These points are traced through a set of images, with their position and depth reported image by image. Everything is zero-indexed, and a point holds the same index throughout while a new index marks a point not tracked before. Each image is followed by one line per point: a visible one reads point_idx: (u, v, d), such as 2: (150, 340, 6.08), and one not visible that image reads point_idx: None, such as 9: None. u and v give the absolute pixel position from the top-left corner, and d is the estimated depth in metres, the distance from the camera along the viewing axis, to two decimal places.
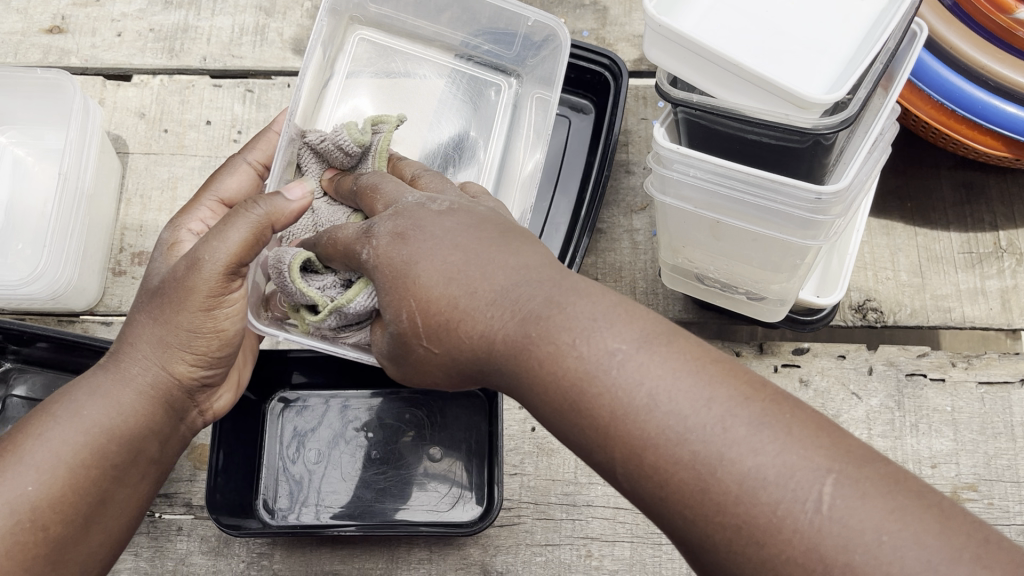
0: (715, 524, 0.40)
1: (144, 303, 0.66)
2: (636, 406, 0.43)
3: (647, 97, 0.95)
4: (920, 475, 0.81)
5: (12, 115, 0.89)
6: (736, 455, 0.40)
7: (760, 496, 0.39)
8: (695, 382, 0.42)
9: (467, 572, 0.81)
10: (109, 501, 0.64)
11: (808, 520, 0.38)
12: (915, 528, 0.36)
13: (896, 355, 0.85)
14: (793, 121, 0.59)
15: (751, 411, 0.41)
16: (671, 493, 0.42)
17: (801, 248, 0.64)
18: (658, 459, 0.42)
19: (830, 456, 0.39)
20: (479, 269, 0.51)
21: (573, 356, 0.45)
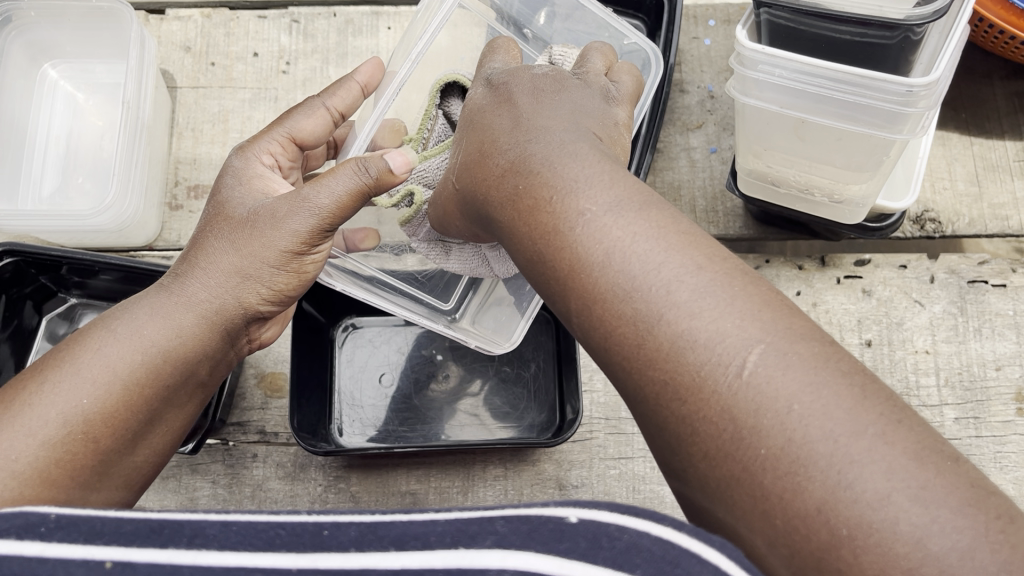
0: (647, 378, 0.39)
1: (227, 225, 0.62)
2: (592, 259, 0.41)
3: (697, 16, 0.96)
4: (985, 377, 0.82)
5: (58, 47, 0.88)
6: (674, 316, 0.38)
7: (692, 347, 0.37)
8: (643, 224, 0.41)
9: (543, 488, 0.81)
10: (154, 425, 0.57)
11: (714, 368, 0.36)
12: (824, 410, 0.34)
13: (958, 264, 0.86)
14: (885, 12, 0.58)
15: (719, 281, 0.38)
16: (612, 344, 0.40)
17: (888, 145, 0.64)
18: (605, 312, 0.40)
19: (773, 325, 0.37)
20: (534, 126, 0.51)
21: (546, 211, 0.44)
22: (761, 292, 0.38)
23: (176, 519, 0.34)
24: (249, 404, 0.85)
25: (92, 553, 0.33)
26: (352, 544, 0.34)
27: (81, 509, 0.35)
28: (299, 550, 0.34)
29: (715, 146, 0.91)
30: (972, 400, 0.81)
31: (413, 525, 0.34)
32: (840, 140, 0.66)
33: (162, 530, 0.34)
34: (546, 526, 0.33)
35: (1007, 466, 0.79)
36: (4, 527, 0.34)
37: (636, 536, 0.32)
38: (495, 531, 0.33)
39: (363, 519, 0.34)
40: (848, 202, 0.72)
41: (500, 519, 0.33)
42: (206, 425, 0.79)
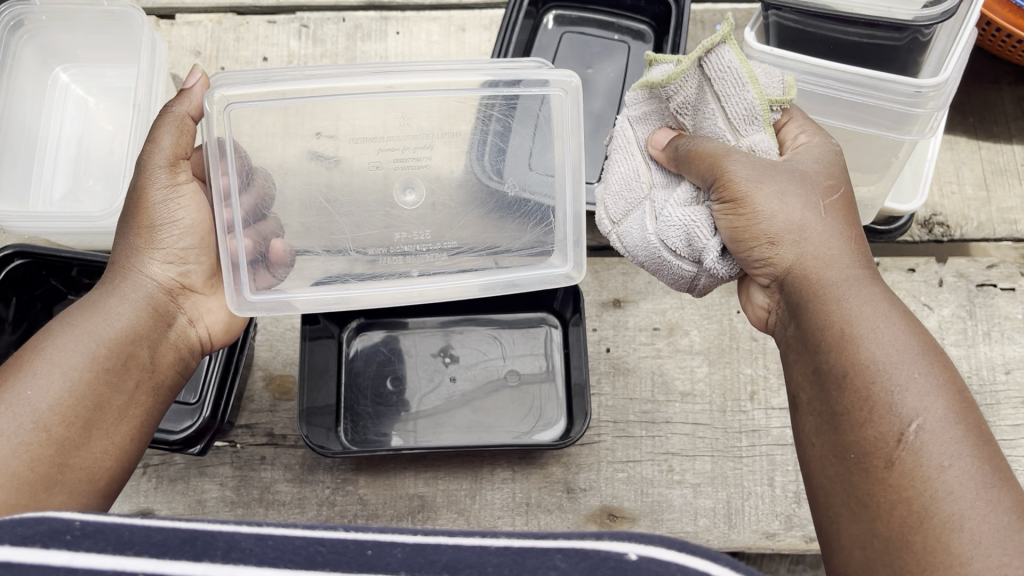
0: (877, 482, 0.48)
1: (144, 216, 0.66)
2: (880, 372, 0.50)
3: (704, 21, 0.96)
4: (994, 381, 0.82)
5: (71, 52, 0.89)
6: (932, 445, 0.47)
7: (943, 491, 0.46)
8: (915, 365, 0.50)
9: (551, 491, 0.81)
10: (109, 414, 0.58)
11: (936, 491, 0.46)
12: (1003, 527, 0.44)
13: (966, 267, 0.86)
14: (893, 13, 0.59)
15: (963, 421, 0.48)
16: (852, 440, 0.50)
17: (897, 146, 0.64)
18: (857, 421, 0.50)
19: (983, 467, 0.46)
20: (789, 220, 0.56)
21: (865, 326, 0.52)
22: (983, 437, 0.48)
23: (208, 531, 0.36)
24: (257, 406, 0.86)
25: (123, 565, 0.35)
26: (401, 567, 0.36)
27: (106, 517, 0.37)
28: (345, 569, 0.36)
29: None
30: (982, 404, 0.81)
31: (462, 552, 0.36)
32: (848, 140, 0.66)
33: (195, 541, 0.36)
34: (606, 564, 0.36)
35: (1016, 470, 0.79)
36: (29, 535, 0.36)
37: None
38: (555, 566, 0.36)
39: (407, 541, 0.37)
40: (855, 204, 0.72)
41: (558, 555, 0.36)
42: (214, 426, 0.79)
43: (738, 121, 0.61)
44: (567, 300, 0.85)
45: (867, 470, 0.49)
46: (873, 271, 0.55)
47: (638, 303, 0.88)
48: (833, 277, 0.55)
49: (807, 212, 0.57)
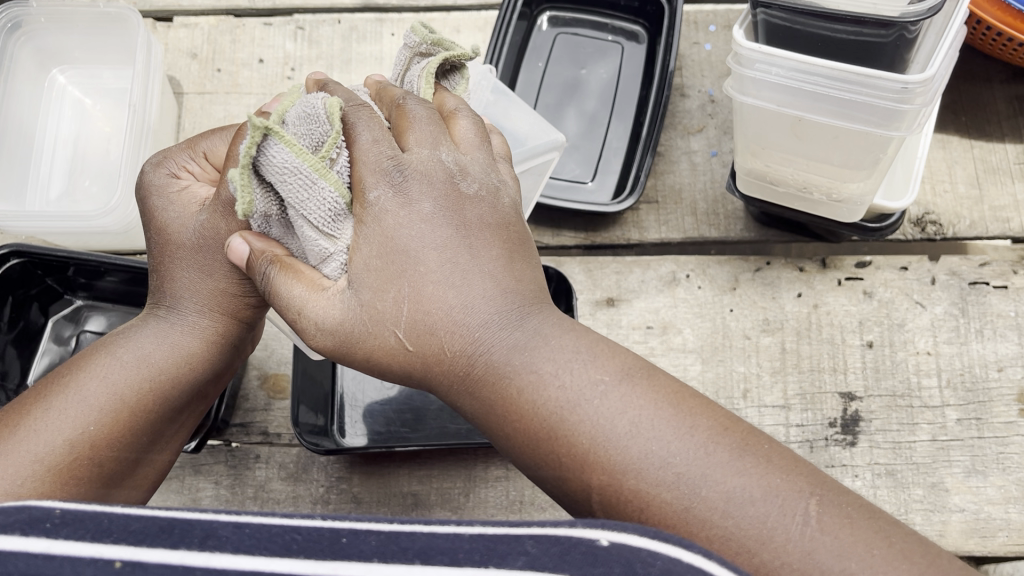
0: (702, 538, 0.43)
1: (186, 251, 0.58)
2: (616, 432, 0.46)
3: (698, 22, 0.97)
4: (987, 379, 0.82)
5: (68, 54, 0.90)
6: (722, 476, 0.44)
7: (740, 511, 0.43)
8: (656, 420, 0.46)
9: (544, 489, 0.81)
10: (161, 437, 0.60)
11: (727, 531, 0.43)
12: (817, 523, 0.42)
13: (959, 265, 0.86)
14: (880, 10, 0.59)
15: (724, 443, 0.45)
16: (649, 517, 0.45)
17: (886, 142, 0.65)
18: (636, 487, 0.45)
19: (768, 480, 0.44)
20: (389, 261, 0.50)
21: (554, 387, 0.48)
22: (755, 443, 0.46)
23: (186, 519, 0.36)
24: (252, 405, 0.86)
25: (101, 552, 0.35)
26: (373, 555, 0.36)
27: (86, 505, 0.37)
28: (318, 556, 0.36)
29: (716, 149, 0.91)
30: (974, 401, 0.81)
31: (436, 538, 0.36)
32: (836, 137, 0.67)
33: (172, 528, 0.36)
34: (577, 549, 0.36)
35: (1010, 467, 0.79)
36: (8, 523, 0.36)
37: (668, 563, 0.35)
38: (525, 551, 0.36)
39: (381, 529, 0.37)
40: (844, 201, 0.73)
41: (529, 540, 0.36)
42: (208, 424, 0.80)
43: (325, 223, 0.50)
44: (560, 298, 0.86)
45: (620, 499, 0.45)
46: (541, 312, 0.51)
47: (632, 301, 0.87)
48: (461, 347, 0.50)
49: (488, 281, 0.50)
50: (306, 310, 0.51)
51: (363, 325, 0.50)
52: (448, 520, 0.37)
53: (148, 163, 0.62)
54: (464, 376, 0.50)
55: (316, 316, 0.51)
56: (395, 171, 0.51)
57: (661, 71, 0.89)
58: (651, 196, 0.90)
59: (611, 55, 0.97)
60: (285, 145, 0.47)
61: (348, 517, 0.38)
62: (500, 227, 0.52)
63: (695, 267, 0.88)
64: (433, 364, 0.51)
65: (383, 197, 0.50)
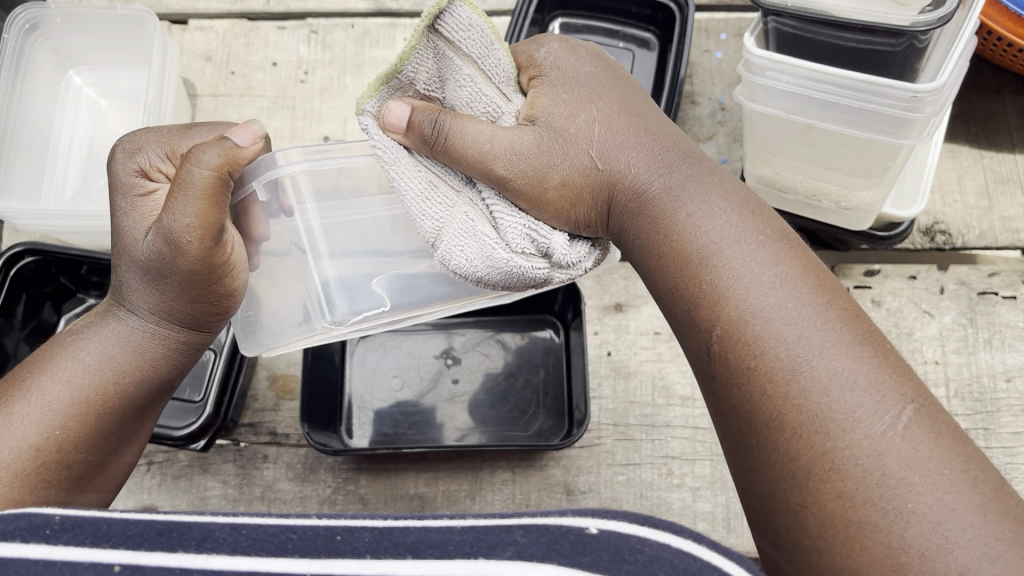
0: (787, 408, 0.41)
1: (148, 263, 0.56)
2: (736, 285, 0.45)
3: (709, 30, 0.97)
4: (995, 389, 0.82)
5: (85, 56, 0.91)
6: (829, 356, 0.41)
7: (841, 395, 0.40)
8: (774, 275, 0.45)
9: (550, 493, 0.82)
10: (119, 443, 0.56)
11: (818, 408, 0.41)
12: (909, 440, 0.39)
13: (968, 275, 0.86)
14: (890, 20, 0.59)
15: (850, 326, 0.43)
16: (751, 372, 0.43)
17: (895, 151, 0.65)
18: (743, 340, 0.44)
19: (877, 372, 0.41)
20: (573, 96, 0.56)
21: (683, 222, 0.49)
22: (878, 339, 0.43)
23: (183, 522, 0.37)
24: (260, 405, 0.86)
25: (100, 556, 0.36)
26: (366, 551, 0.36)
27: (83, 512, 0.38)
28: (313, 554, 0.36)
29: (725, 156, 0.91)
30: (982, 411, 0.81)
31: (428, 532, 0.37)
32: (845, 144, 0.67)
33: (170, 531, 0.36)
34: (566, 538, 0.37)
35: (1017, 477, 0.79)
36: (7, 530, 0.37)
37: (659, 550, 0.36)
38: (515, 541, 0.36)
39: (376, 526, 0.37)
40: (852, 209, 0.73)
41: (519, 530, 0.37)
42: (217, 423, 0.80)
43: (501, 83, 0.55)
44: (569, 304, 0.86)
45: (732, 340, 0.44)
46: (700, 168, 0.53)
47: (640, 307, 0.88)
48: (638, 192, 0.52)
49: (639, 135, 0.55)
50: (485, 148, 0.53)
51: (544, 154, 0.54)
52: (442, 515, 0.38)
53: (120, 147, 0.59)
54: (634, 195, 0.53)
55: (509, 144, 0.53)
56: (556, 37, 0.58)
57: (671, 78, 0.90)
58: None
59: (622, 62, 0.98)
60: (468, 3, 0.49)
61: (342, 515, 0.38)
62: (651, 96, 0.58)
63: None
64: (611, 185, 0.54)
65: (551, 52, 0.57)
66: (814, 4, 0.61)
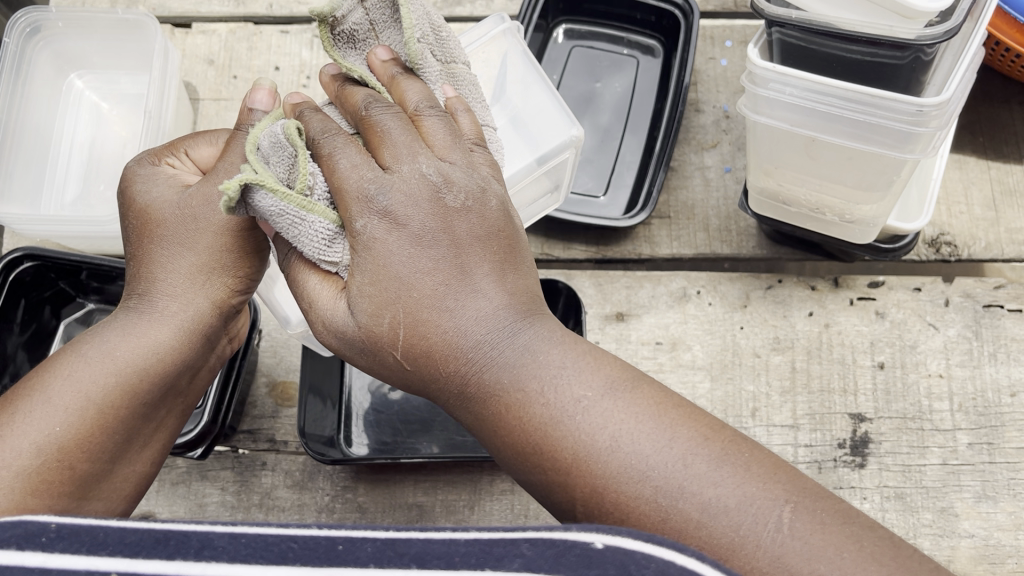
0: (682, 543, 0.43)
1: (168, 227, 0.57)
2: (598, 447, 0.46)
3: (714, 37, 0.96)
4: (999, 403, 0.81)
5: (86, 59, 0.90)
6: (695, 487, 0.43)
7: (714, 521, 0.42)
8: (638, 429, 0.46)
9: (550, 503, 0.81)
10: (133, 438, 0.56)
11: (704, 538, 0.42)
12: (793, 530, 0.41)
13: (973, 287, 0.85)
14: (896, 33, 0.59)
15: (703, 453, 0.44)
16: (632, 521, 0.44)
17: (900, 165, 0.64)
18: (618, 500, 0.44)
19: (745, 480, 0.43)
20: (380, 289, 0.48)
21: (539, 403, 0.47)
22: (742, 452, 0.45)
23: (182, 530, 0.38)
24: (259, 412, 0.86)
25: (95, 564, 0.37)
26: (370, 561, 0.37)
27: (79, 520, 0.39)
28: (315, 563, 0.37)
29: (729, 165, 0.91)
30: (986, 425, 0.80)
31: (433, 544, 0.37)
32: (850, 158, 0.66)
33: (168, 540, 0.38)
34: (572, 551, 0.36)
35: (1020, 493, 0.78)
36: (5, 538, 0.38)
37: (664, 564, 0.36)
38: (522, 554, 0.37)
39: (378, 536, 0.38)
40: (857, 222, 0.72)
41: (524, 544, 0.37)
42: (216, 431, 0.80)
43: None
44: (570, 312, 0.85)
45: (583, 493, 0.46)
46: (521, 300, 0.50)
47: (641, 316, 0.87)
48: (463, 350, 0.49)
49: (488, 284, 0.49)
50: (317, 305, 0.50)
51: (361, 344, 0.49)
52: (445, 525, 0.38)
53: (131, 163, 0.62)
54: (456, 392, 0.50)
55: (324, 316, 0.50)
56: (428, 168, 0.49)
57: (676, 87, 0.90)
58: (662, 211, 0.90)
59: (627, 68, 0.97)
60: None
61: (344, 525, 0.39)
62: (494, 241, 0.50)
63: (706, 284, 0.87)
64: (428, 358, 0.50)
65: (413, 171, 0.49)
66: (819, 16, 0.60)
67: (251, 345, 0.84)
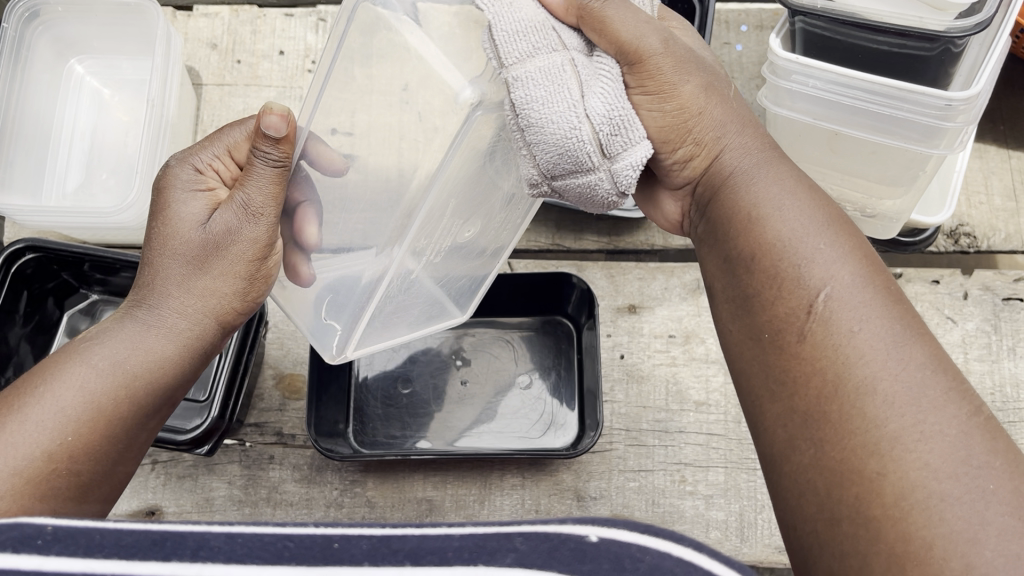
0: (834, 434, 0.42)
1: (165, 242, 0.57)
2: (826, 305, 0.46)
3: (729, 22, 0.94)
4: (1018, 399, 0.80)
5: (88, 44, 0.88)
6: (892, 369, 0.43)
7: (888, 412, 0.41)
8: (871, 302, 0.45)
9: (561, 498, 0.80)
10: (127, 448, 0.52)
11: (883, 402, 0.42)
12: (963, 429, 0.40)
13: (992, 280, 0.84)
14: (925, 24, 0.57)
15: (937, 370, 0.42)
16: (811, 382, 0.44)
17: (925, 160, 0.62)
18: (813, 349, 0.45)
19: (948, 382, 0.42)
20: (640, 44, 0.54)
21: (805, 265, 0.48)
22: (962, 388, 0.42)
23: (179, 530, 0.29)
24: (266, 405, 0.85)
25: (91, 569, 0.28)
26: (365, 560, 0.29)
27: (82, 520, 0.30)
28: (309, 566, 0.29)
29: None
30: (1004, 421, 0.79)
31: (427, 539, 0.29)
32: (873, 152, 0.64)
33: (164, 542, 0.29)
34: (566, 545, 0.29)
35: None
36: None
37: (661, 558, 0.29)
38: (514, 548, 0.29)
39: (373, 533, 0.29)
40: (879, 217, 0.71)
41: (519, 536, 0.29)
42: (223, 426, 0.79)
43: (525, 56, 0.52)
44: (582, 304, 0.84)
45: (781, 345, 0.47)
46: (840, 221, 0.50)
47: (654, 309, 0.86)
48: (756, 222, 0.51)
49: (786, 200, 0.51)
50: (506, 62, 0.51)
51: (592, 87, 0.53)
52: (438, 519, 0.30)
53: None
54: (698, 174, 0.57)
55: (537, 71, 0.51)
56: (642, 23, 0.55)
57: None
58: None
59: None
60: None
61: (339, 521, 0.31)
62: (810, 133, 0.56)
63: None
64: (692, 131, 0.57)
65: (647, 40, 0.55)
66: (845, 6, 0.58)
67: (258, 338, 0.82)
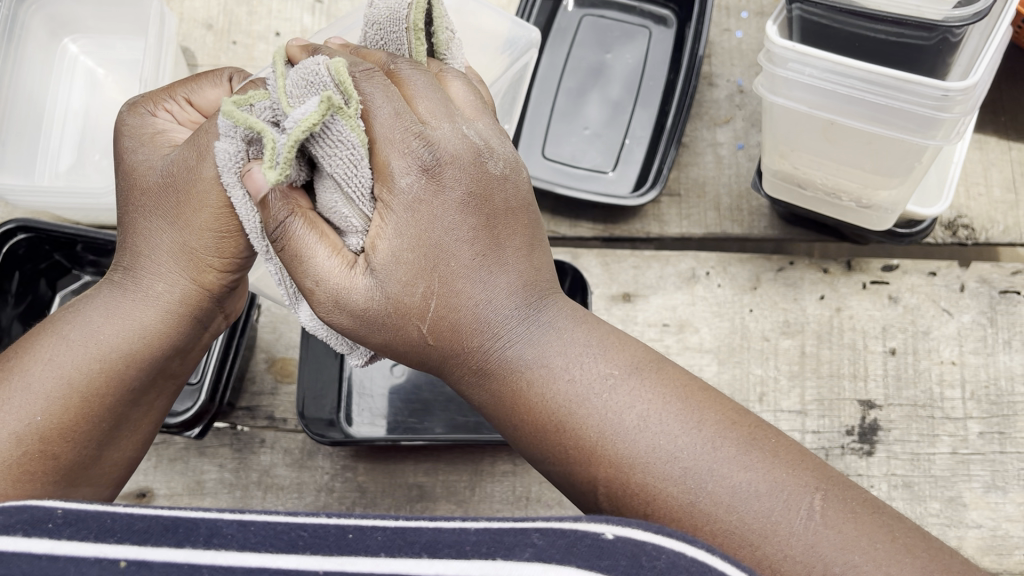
0: (697, 542, 0.45)
1: (146, 194, 0.54)
2: (625, 426, 0.47)
3: (730, 8, 0.93)
4: (1012, 392, 0.79)
5: (80, 22, 0.88)
6: (722, 472, 0.45)
7: (742, 512, 0.45)
8: (660, 412, 0.48)
9: (552, 486, 0.80)
10: (121, 424, 0.55)
11: (728, 521, 0.45)
12: (792, 483, 0.45)
13: (990, 272, 0.83)
14: (922, 13, 0.56)
15: (730, 438, 0.47)
16: (651, 510, 0.46)
17: (921, 150, 0.62)
18: (642, 482, 0.47)
19: (780, 475, 0.45)
20: (417, 255, 0.47)
21: (563, 380, 0.49)
22: (763, 437, 0.47)
23: (190, 518, 0.39)
24: (259, 389, 0.85)
25: (105, 552, 0.38)
26: (380, 550, 0.38)
27: (85, 506, 0.40)
28: (324, 552, 0.38)
29: (742, 141, 0.88)
30: (998, 414, 0.79)
31: (442, 533, 0.39)
32: (869, 141, 0.64)
33: (178, 528, 0.39)
34: (583, 541, 0.38)
35: None
36: (10, 523, 0.39)
37: (676, 556, 0.38)
38: (534, 543, 0.39)
39: (387, 526, 0.39)
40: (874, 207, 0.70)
41: (536, 532, 0.39)
42: (213, 410, 0.79)
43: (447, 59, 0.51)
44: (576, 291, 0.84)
45: (602, 481, 0.48)
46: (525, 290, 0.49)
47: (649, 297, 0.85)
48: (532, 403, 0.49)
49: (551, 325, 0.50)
50: (327, 280, 0.46)
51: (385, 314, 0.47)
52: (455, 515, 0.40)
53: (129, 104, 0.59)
54: (474, 368, 0.50)
55: (338, 293, 0.46)
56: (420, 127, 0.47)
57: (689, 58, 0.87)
58: (673, 188, 0.87)
59: (641, 37, 0.94)
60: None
61: (349, 513, 0.40)
62: (507, 209, 0.49)
63: (716, 264, 0.85)
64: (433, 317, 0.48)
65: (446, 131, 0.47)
66: None
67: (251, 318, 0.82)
